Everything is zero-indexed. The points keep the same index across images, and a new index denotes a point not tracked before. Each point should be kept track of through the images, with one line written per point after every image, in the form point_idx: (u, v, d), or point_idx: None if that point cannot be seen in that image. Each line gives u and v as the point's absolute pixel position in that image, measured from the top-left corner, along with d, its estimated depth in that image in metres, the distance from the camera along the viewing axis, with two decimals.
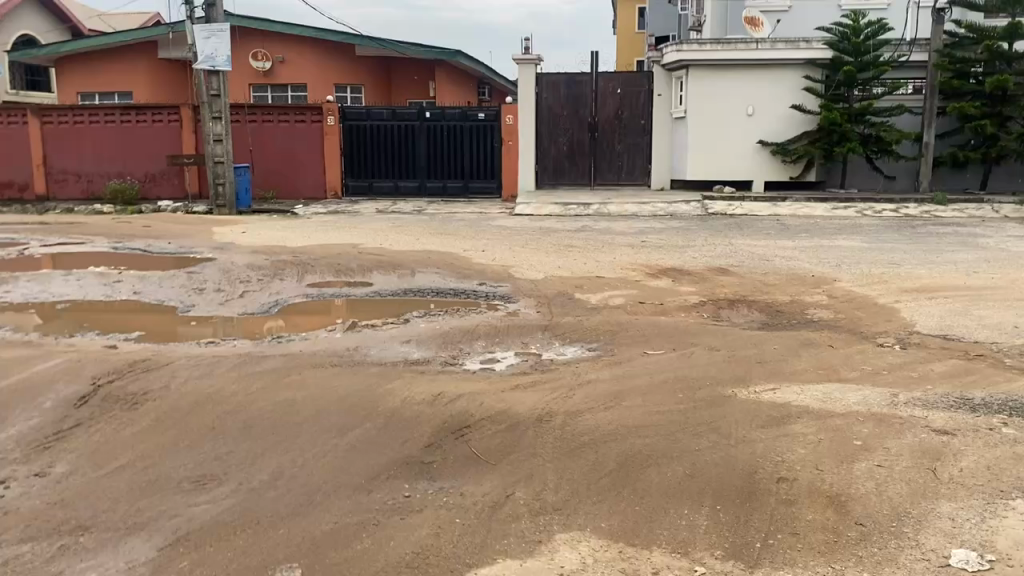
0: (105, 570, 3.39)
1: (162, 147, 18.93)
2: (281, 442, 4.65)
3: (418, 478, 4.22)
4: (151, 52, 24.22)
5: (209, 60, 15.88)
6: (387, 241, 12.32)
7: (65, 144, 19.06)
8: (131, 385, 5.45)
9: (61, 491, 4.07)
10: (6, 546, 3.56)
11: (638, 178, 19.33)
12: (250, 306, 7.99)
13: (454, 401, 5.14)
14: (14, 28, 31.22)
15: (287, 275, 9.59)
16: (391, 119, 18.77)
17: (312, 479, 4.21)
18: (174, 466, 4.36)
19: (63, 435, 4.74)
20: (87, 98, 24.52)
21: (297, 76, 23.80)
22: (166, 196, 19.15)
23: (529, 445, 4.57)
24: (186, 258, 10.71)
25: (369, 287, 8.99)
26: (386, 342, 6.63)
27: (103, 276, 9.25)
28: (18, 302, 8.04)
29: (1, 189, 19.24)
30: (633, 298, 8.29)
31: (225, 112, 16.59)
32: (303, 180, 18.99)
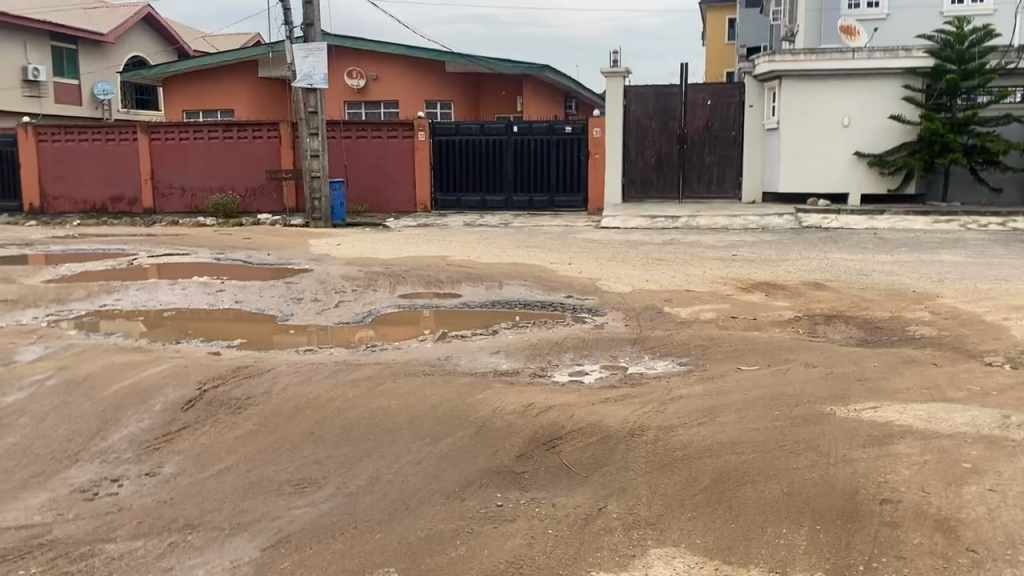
0: (213, 567, 3.52)
1: (261, 162, 19.62)
2: (377, 447, 4.75)
3: (510, 488, 4.24)
4: (251, 71, 25.14)
5: (307, 78, 16.40)
6: (475, 253, 12.47)
7: (172, 160, 19.97)
8: (234, 391, 5.65)
9: (170, 491, 4.25)
10: (120, 541, 3.72)
11: (728, 190, 18.81)
12: (345, 316, 8.20)
13: (546, 412, 5.16)
14: (125, 50, 32.99)
15: (380, 285, 9.83)
16: (480, 134, 19.06)
17: (406, 485, 4.28)
18: (275, 470, 4.49)
19: (171, 436, 4.95)
20: (192, 115, 25.65)
21: (389, 93, 24.39)
22: (265, 209, 19.83)
23: (621, 458, 4.54)
24: (284, 269, 11.08)
25: (459, 298, 9.11)
26: (475, 353, 6.69)
27: (206, 286, 9.64)
28: (128, 309, 8.46)
29: (113, 202, 20.29)
30: (725, 312, 8.16)
31: (322, 128, 17.09)
32: (395, 194, 19.44)
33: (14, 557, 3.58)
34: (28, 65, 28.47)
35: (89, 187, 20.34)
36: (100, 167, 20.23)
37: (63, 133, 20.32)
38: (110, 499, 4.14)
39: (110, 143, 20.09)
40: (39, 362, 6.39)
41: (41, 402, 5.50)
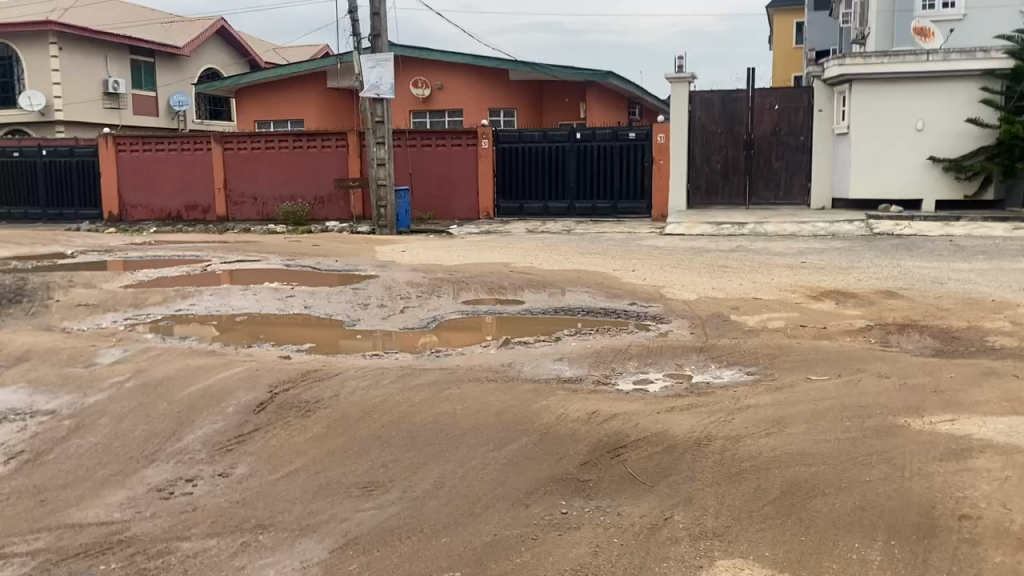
0: (283, 567, 3.59)
1: (330, 171, 20.01)
2: (442, 452, 4.79)
3: (575, 496, 4.23)
4: (320, 82, 25.65)
5: (374, 88, 16.68)
6: (538, 260, 12.49)
7: (244, 170, 20.49)
8: (304, 394, 5.76)
9: (242, 491, 4.35)
10: (196, 539, 3.83)
11: (797, 197, 18.47)
12: (410, 321, 8.30)
13: (610, 420, 5.13)
14: (199, 63, 33.99)
15: (444, 291, 9.91)
16: (543, 141, 19.12)
17: (471, 490, 4.31)
18: (343, 472, 4.57)
19: (243, 438, 5.07)
20: (263, 126, 26.25)
21: (454, 101, 24.65)
22: (333, 217, 20.19)
23: (688, 468, 4.48)
24: (351, 275, 11.25)
25: (522, 304, 9.13)
26: (538, 360, 6.70)
27: (276, 291, 9.87)
28: (202, 314, 8.70)
29: (188, 211, 20.91)
30: (793, 320, 7.99)
31: (388, 137, 17.32)
32: (458, 202, 19.63)
33: (96, 552, 3.71)
34: (108, 79, 29.64)
35: (165, 195, 20.99)
36: (175, 176, 20.87)
37: (141, 144, 21.03)
38: (185, 499, 4.26)
39: (186, 153, 20.73)
40: (118, 364, 6.62)
41: (121, 403, 5.70)
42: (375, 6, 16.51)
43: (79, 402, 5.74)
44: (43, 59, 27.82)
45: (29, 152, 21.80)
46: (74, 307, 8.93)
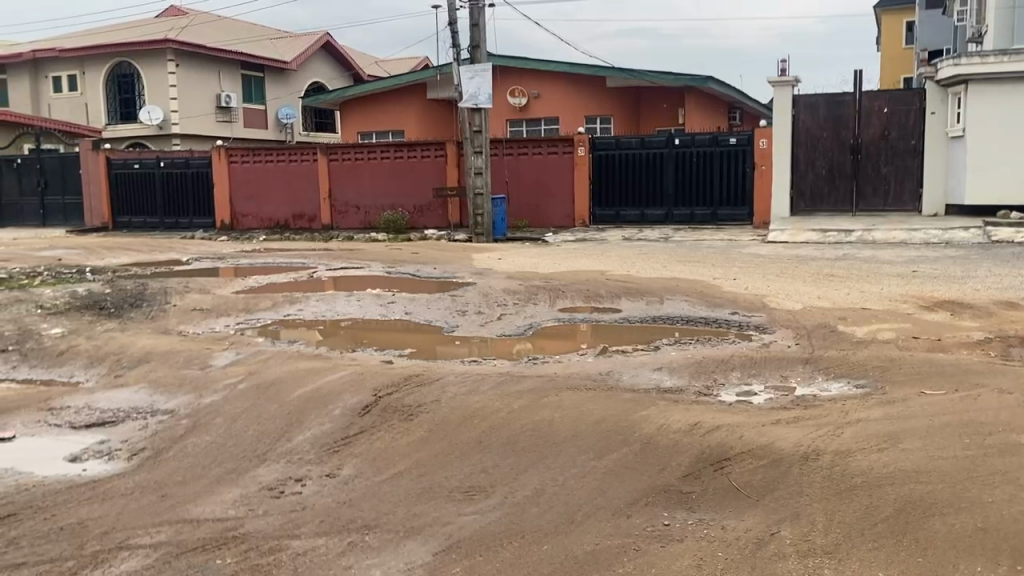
0: (388, 568, 3.66)
1: (429, 181, 20.41)
2: (541, 459, 4.80)
3: (677, 508, 4.16)
4: (420, 94, 26.19)
5: (473, 98, 16.90)
6: (635, 268, 12.39)
7: (348, 180, 21.10)
8: (406, 398, 5.87)
9: (349, 492, 4.47)
10: (305, 538, 3.95)
11: (907, 203, 17.72)
12: (508, 328, 8.36)
13: (713, 431, 5.04)
14: (307, 77, 35.20)
15: (541, 299, 9.94)
16: (640, 147, 18.97)
17: (572, 498, 4.30)
18: (446, 476, 4.63)
19: (349, 440, 5.21)
20: (365, 137, 26.99)
21: (550, 110, 24.79)
22: (431, 226, 20.56)
23: (795, 482, 4.36)
24: (449, 282, 11.40)
25: (619, 313, 9.09)
26: (638, 368, 6.64)
27: (379, 297, 10.10)
28: (309, 319, 9.00)
29: (294, 220, 21.66)
30: (906, 332, 7.67)
31: (486, 146, 17.52)
32: (554, 210, 19.74)
33: (212, 547, 3.87)
34: (221, 94, 31.02)
35: (273, 205, 21.80)
36: (283, 186, 21.66)
37: (251, 155, 21.90)
38: (295, 498, 4.40)
39: (293, 164, 21.49)
40: (232, 366, 6.91)
41: (235, 404, 5.94)
42: (474, 17, 16.74)
43: (196, 403, 6.01)
44: (161, 75, 29.30)
45: (148, 164, 22.98)
46: (190, 312, 9.35)
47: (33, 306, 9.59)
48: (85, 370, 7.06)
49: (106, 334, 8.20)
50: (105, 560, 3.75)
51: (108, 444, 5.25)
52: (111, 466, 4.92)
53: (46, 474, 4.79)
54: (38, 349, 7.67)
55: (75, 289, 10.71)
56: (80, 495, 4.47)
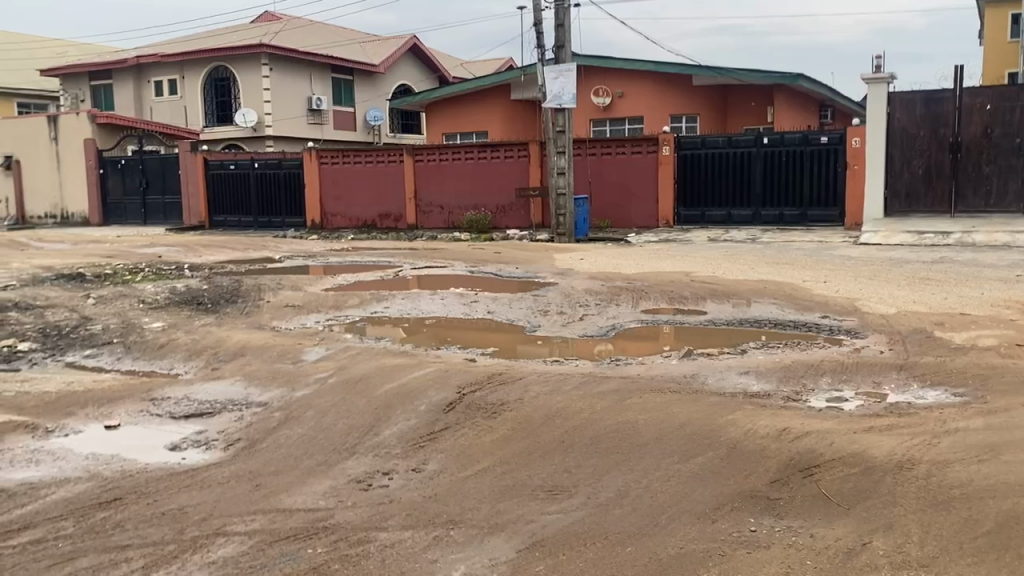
0: (473, 563, 3.71)
1: (512, 181, 20.52)
2: (625, 461, 4.79)
3: (764, 514, 4.09)
4: (505, 95, 26.33)
5: (557, 98, 16.93)
6: (722, 269, 12.19)
7: (433, 180, 21.40)
8: (490, 395, 5.94)
9: (433, 487, 4.54)
10: (393, 530, 4.04)
11: (1012, 204, 16.61)
12: (590, 329, 8.35)
13: (802, 438, 4.92)
14: (394, 79, 35.81)
15: (623, 300, 9.86)
16: (727, 146, 18.72)
17: (656, 501, 4.27)
18: (529, 475, 4.66)
19: (434, 435, 5.30)
20: (451, 138, 27.37)
21: (635, 109, 24.63)
22: (514, 226, 20.68)
23: (887, 492, 4.23)
24: (531, 282, 11.43)
25: (704, 315, 8.96)
26: (723, 372, 6.55)
27: (462, 296, 10.22)
28: (395, 316, 9.17)
29: (381, 220, 22.12)
30: (1008, 339, 7.31)
31: (569, 147, 17.52)
32: (637, 210, 19.63)
33: (304, 536, 3.99)
34: (312, 96, 31.86)
35: (361, 205, 22.27)
36: (371, 187, 22.12)
37: (340, 156, 22.42)
38: (382, 491, 4.50)
39: (380, 165, 21.93)
40: (322, 362, 7.09)
41: (325, 397, 6.11)
42: (560, 18, 16.76)
43: (288, 396, 6.20)
44: (256, 78, 30.27)
45: (244, 164, 23.77)
46: (282, 308, 9.64)
47: (136, 301, 10.04)
48: (184, 362, 7.36)
49: (203, 329, 8.53)
50: (204, 545, 3.92)
51: (205, 434, 5.47)
52: (207, 455, 5.12)
53: (149, 460, 5.02)
54: (141, 341, 8.04)
55: (175, 285, 11.19)
56: (180, 482, 4.67)
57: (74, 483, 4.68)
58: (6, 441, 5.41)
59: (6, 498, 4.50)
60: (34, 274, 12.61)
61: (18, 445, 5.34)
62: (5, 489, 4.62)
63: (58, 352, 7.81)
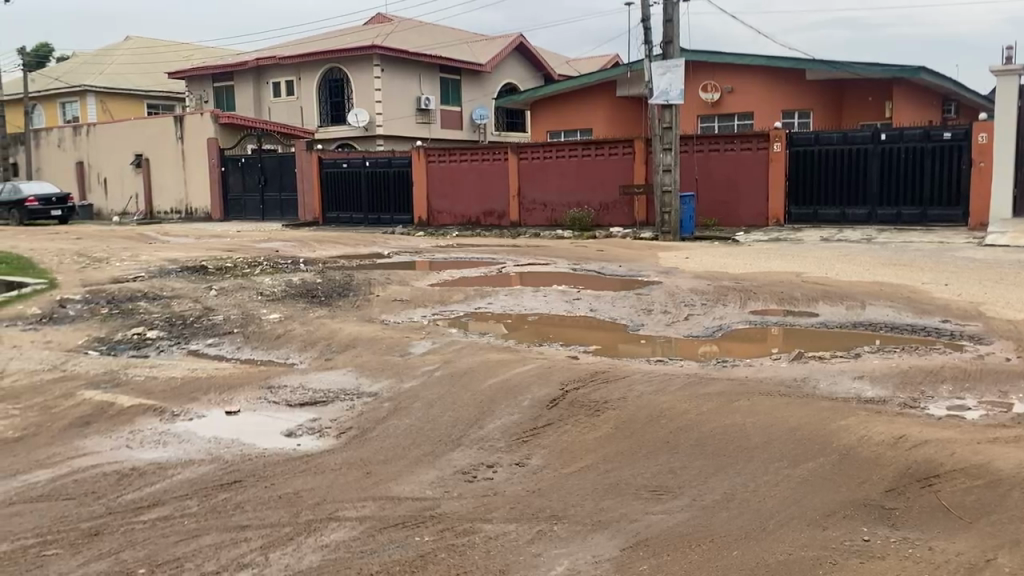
0: (576, 559, 3.72)
1: (616, 178, 20.40)
2: (732, 464, 4.70)
3: (878, 524, 3.95)
4: (610, 91, 26.16)
5: (664, 94, 16.71)
6: (835, 270, 11.78)
7: (536, 178, 21.50)
8: (594, 393, 5.94)
9: (537, 481, 4.58)
10: (498, 523, 4.10)
11: None
12: (695, 329, 8.21)
13: (920, 446, 4.72)
14: (500, 78, 36.11)
15: (730, 300, 9.67)
16: (842, 143, 18.07)
17: (765, 505, 4.19)
18: (632, 474, 4.65)
19: (538, 431, 5.34)
20: (555, 135, 27.44)
21: (744, 105, 24.08)
22: (617, 223, 20.55)
23: (1014, 507, 4.01)
24: (634, 281, 11.34)
25: (816, 317, 8.69)
26: (836, 376, 6.34)
27: (565, 293, 10.25)
28: (499, 312, 9.29)
29: (485, 217, 22.39)
30: None
31: (676, 143, 17.31)
32: (746, 207, 19.19)
33: (412, 524, 4.10)
34: (420, 96, 32.52)
35: (465, 203, 22.60)
36: (475, 185, 22.42)
37: (446, 155, 22.80)
38: (486, 483, 4.58)
39: (485, 163, 22.19)
40: (429, 354, 7.25)
41: (432, 389, 6.25)
42: (668, 13, 16.55)
43: (397, 387, 6.38)
44: (368, 79, 31.10)
45: (355, 163, 24.45)
46: (391, 302, 9.89)
47: (255, 293, 10.49)
48: (299, 352, 7.66)
49: (317, 320, 8.86)
50: (317, 529, 4.07)
51: (319, 422, 5.68)
52: (321, 442, 5.31)
53: (266, 446, 5.25)
54: (259, 331, 8.41)
55: (290, 278, 11.62)
56: (296, 467, 4.87)
57: (198, 465, 4.95)
58: (137, 423, 5.76)
59: (138, 476, 4.80)
60: (161, 266, 13.35)
61: (148, 428, 5.67)
62: (137, 468, 4.93)
63: (183, 340, 8.24)
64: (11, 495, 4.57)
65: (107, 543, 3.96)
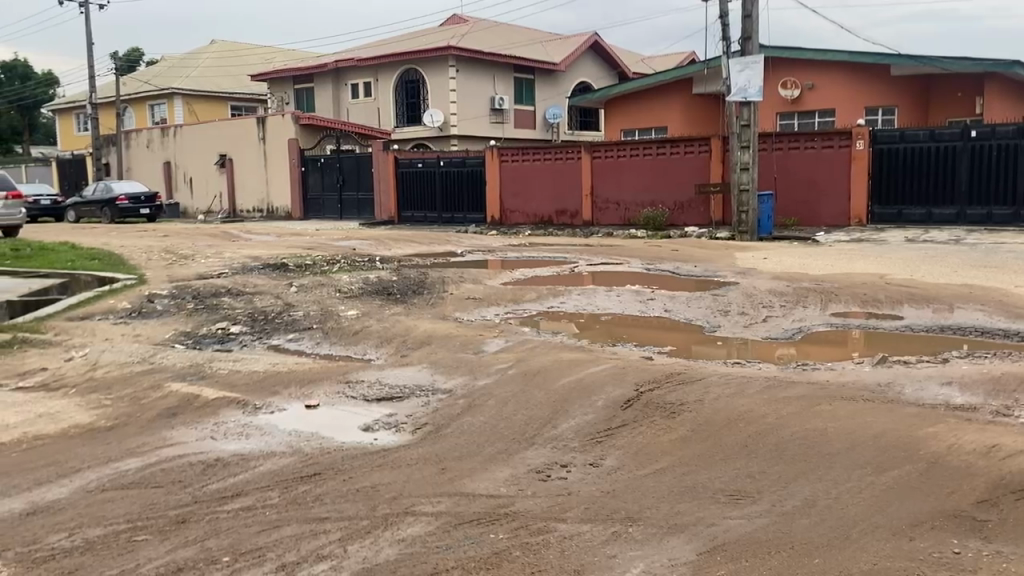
0: (652, 562, 3.69)
1: (692, 177, 20.13)
2: (814, 470, 4.58)
3: (969, 536, 3.79)
4: (686, 90, 25.81)
5: (742, 92, 16.40)
6: (921, 272, 11.37)
7: (610, 177, 21.37)
8: (669, 395, 5.86)
9: (611, 482, 4.55)
10: (572, 523, 4.08)
11: None
12: (774, 331, 8.05)
13: (1016, 457, 4.52)
14: (574, 76, 36.00)
15: (810, 302, 9.44)
16: (929, 140, 17.46)
17: (847, 513, 4.08)
18: (710, 477, 4.57)
19: (612, 431, 5.31)
20: (629, 134, 27.22)
21: (825, 101, 23.48)
22: (692, 222, 20.27)
23: None
24: (710, 282, 11.16)
25: (901, 320, 8.41)
26: (922, 381, 6.12)
27: (638, 293, 10.17)
28: (572, 311, 9.25)
29: (558, 216, 22.35)
30: None
31: (754, 141, 16.98)
32: (827, 207, 18.68)
33: (486, 521, 4.12)
34: (494, 96, 32.71)
35: (538, 202, 22.60)
36: (548, 184, 22.40)
37: (519, 155, 22.88)
38: (560, 483, 4.57)
39: (558, 162, 22.17)
40: (502, 353, 7.27)
41: (505, 388, 6.27)
42: (748, 9, 16.25)
43: (472, 384, 6.43)
44: (443, 80, 31.40)
45: (430, 163, 24.73)
46: (464, 300, 9.96)
47: (333, 290, 10.70)
48: (375, 348, 7.79)
49: (393, 317, 8.99)
50: (394, 523, 4.13)
51: (396, 418, 5.75)
52: (397, 437, 5.39)
53: (344, 439, 5.35)
54: (338, 328, 8.57)
55: (366, 276, 11.81)
56: (372, 461, 4.96)
57: (280, 456, 5.07)
58: (221, 415, 5.94)
59: (222, 466, 4.95)
60: (244, 263, 13.75)
61: (232, 420, 5.84)
62: (221, 458, 5.08)
63: (265, 335, 8.46)
64: (104, 482, 4.77)
65: (193, 531, 4.09)
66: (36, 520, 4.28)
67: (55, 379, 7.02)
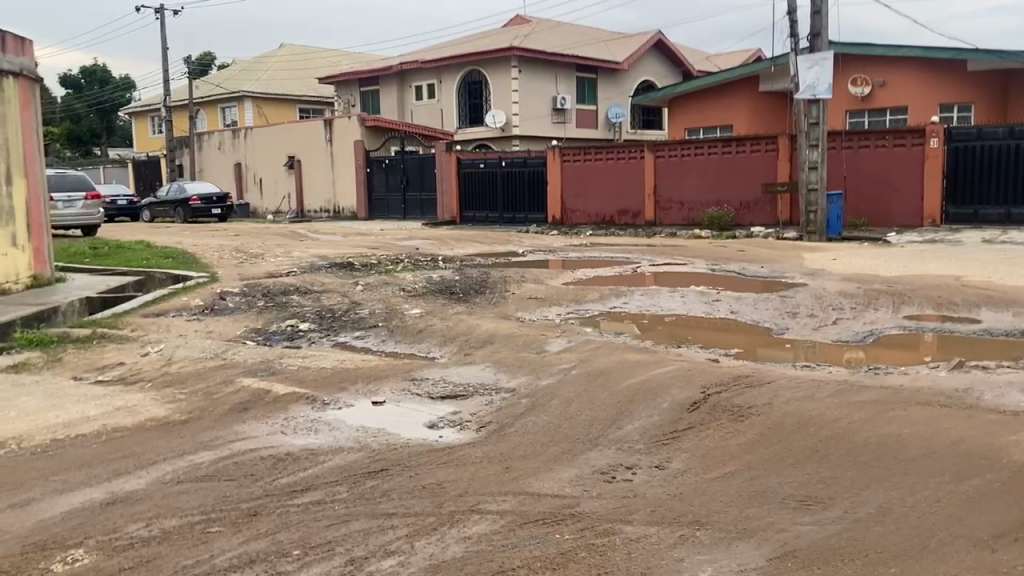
0: (721, 566, 3.63)
1: (758, 176, 19.77)
2: (889, 476, 4.46)
3: None
4: (752, 88, 25.39)
5: (810, 89, 16.04)
6: (999, 274, 10.96)
7: (673, 176, 21.15)
8: (736, 398, 5.77)
9: (677, 486, 4.50)
10: (638, 525, 4.05)
11: None
12: (844, 334, 7.86)
13: None
14: (638, 75, 35.72)
15: (882, 304, 9.19)
16: (1008, 138, 16.84)
17: (924, 521, 3.95)
18: (780, 482, 4.48)
19: (678, 434, 5.24)
20: (693, 134, 26.95)
21: (897, 99, 22.90)
22: (758, 222, 19.92)
23: None
24: (777, 283, 10.96)
25: (978, 323, 8.13)
26: (1002, 387, 5.90)
27: (703, 294, 10.04)
28: (635, 312, 9.18)
29: (620, 216, 22.21)
30: None
31: (823, 139, 16.61)
32: (899, 207, 18.16)
33: (551, 521, 4.11)
34: (557, 96, 32.68)
35: (600, 202, 22.49)
36: (611, 184, 22.27)
37: (581, 155, 22.81)
38: (626, 485, 4.54)
39: (621, 162, 22.02)
40: (564, 353, 7.26)
41: (569, 388, 6.25)
42: (817, 4, 15.91)
43: (535, 383, 6.43)
44: (506, 80, 31.51)
45: (492, 163, 24.83)
46: (527, 300, 9.97)
47: (397, 289, 10.82)
48: (439, 347, 7.86)
49: (456, 316, 9.06)
50: (460, 520, 4.15)
51: (460, 416, 5.79)
52: (462, 435, 5.43)
53: (410, 436, 5.41)
54: (402, 326, 8.67)
55: (429, 275, 11.92)
56: (438, 459, 4.99)
57: (347, 452, 5.15)
58: (290, 410, 6.06)
59: (291, 461, 5.04)
60: (311, 262, 14.03)
61: (300, 415, 5.96)
62: (291, 453, 5.19)
63: (332, 333, 8.60)
64: (180, 474, 4.91)
65: (264, 524, 4.18)
66: (115, 509, 4.42)
67: (133, 373, 7.26)
